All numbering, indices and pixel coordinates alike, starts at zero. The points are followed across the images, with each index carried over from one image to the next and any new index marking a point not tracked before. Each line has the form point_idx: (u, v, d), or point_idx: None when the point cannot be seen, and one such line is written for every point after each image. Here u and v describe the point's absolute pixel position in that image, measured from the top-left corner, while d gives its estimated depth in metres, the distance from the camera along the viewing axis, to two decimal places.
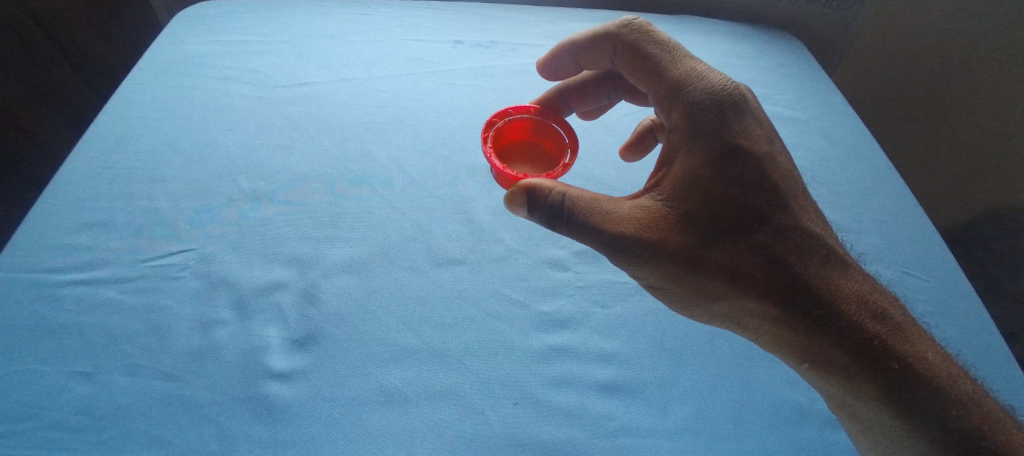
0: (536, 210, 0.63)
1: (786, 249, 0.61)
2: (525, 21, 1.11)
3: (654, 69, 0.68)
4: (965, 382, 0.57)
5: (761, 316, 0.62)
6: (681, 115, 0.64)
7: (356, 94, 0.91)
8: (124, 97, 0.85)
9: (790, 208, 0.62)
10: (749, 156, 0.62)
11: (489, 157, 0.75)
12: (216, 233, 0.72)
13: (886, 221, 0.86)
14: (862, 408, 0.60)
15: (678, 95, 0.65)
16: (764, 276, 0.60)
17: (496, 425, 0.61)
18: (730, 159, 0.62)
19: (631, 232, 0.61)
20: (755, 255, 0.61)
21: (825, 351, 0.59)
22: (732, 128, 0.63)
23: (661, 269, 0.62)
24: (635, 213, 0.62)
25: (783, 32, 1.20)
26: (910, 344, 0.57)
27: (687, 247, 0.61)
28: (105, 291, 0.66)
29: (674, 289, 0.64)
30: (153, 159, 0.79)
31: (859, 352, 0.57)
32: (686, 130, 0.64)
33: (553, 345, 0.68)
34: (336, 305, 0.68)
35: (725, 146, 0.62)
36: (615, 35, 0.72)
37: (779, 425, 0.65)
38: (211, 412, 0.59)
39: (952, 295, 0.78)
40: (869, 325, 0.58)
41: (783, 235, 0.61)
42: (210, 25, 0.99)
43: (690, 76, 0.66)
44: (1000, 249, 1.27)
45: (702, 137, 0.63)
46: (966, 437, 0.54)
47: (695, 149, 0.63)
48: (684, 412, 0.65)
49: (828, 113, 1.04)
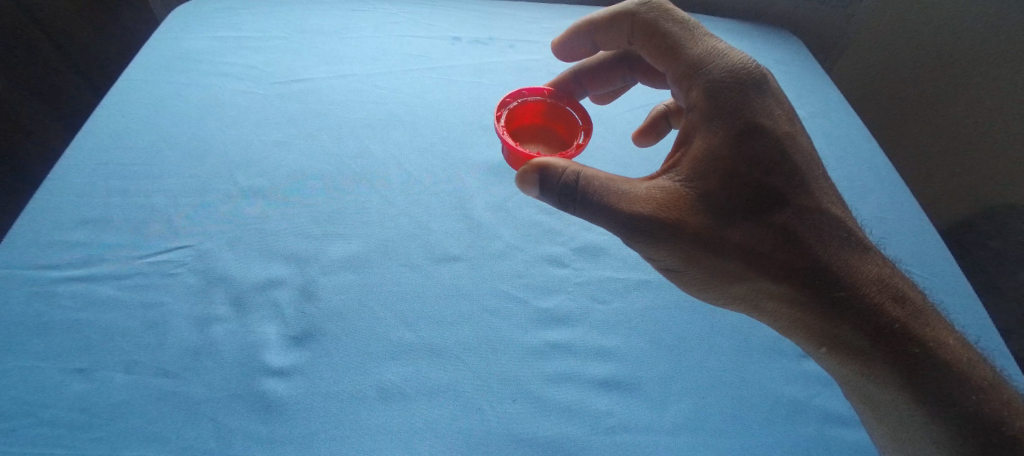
0: (547, 189, 0.61)
1: (806, 230, 0.59)
2: (523, 17, 1.13)
3: (671, 48, 0.66)
4: (983, 368, 0.55)
5: (778, 298, 0.60)
6: (700, 94, 0.62)
7: (354, 90, 0.93)
8: (121, 94, 0.88)
9: (810, 190, 0.60)
10: (771, 136, 0.60)
11: (501, 134, 0.72)
12: (212, 227, 0.73)
13: (898, 213, 0.83)
14: (881, 395, 0.58)
15: (696, 73, 0.63)
16: (783, 258, 0.58)
17: (494, 421, 0.59)
18: (752, 139, 0.59)
19: (647, 212, 0.58)
20: (773, 235, 0.59)
21: (845, 333, 0.57)
22: (753, 107, 0.60)
23: (677, 252, 0.60)
24: (652, 193, 0.60)
25: (778, 30, 1.19)
26: (930, 329, 0.56)
27: (703, 228, 0.58)
28: (102, 288, 0.66)
29: (689, 272, 0.62)
30: (151, 155, 0.80)
31: (877, 335, 0.56)
32: (705, 109, 0.61)
33: (552, 340, 0.66)
34: (334, 301, 0.67)
35: (746, 125, 0.59)
36: (633, 14, 0.70)
37: (789, 423, 0.61)
38: (207, 408, 0.58)
39: (968, 292, 0.73)
40: (888, 309, 0.56)
41: (804, 217, 0.59)
42: (208, 21, 1.03)
43: (710, 54, 0.64)
44: (997, 245, 1.23)
45: (721, 116, 0.60)
46: (985, 423, 0.52)
47: (713, 129, 0.60)
48: (685, 407, 0.62)
49: (833, 105, 1.01)
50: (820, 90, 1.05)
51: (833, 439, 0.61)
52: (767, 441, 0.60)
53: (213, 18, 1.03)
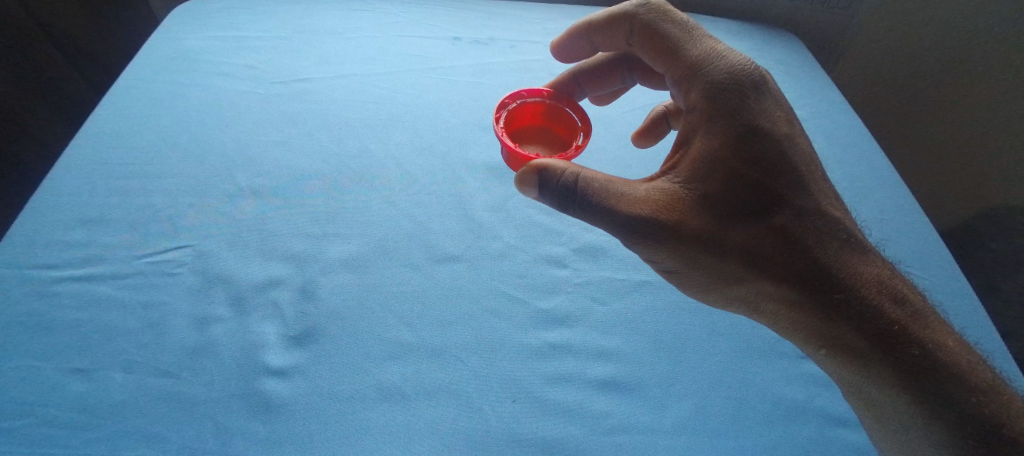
0: (547, 191, 0.61)
1: (805, 231, 0.59)
2: (523, 18, 1.13)
3: (671, 49, 0.66)
4: (984, 370, 0.55)
5: (778, 299, 0.60)
6: (699, 96, 0.62)
7: (355, 90, 0.93)
8: (121, 94, 0.88)
9: (810, 191, 0.60)
10: (770, 137, 0.60)
11: (501, 135, 0.72)
12: (212, 227, 0.73)
13: (898, 215, 0.83)
14: (881, 397, 0.57)
15: (695, 75, 0.63)
16: (783, 259, 0.58)
17: (494, 421, 0.59)
18: (752, 141, 0.59)
19: (647, 213, 0.58)
20: (773, 237, 0.59)
21: (845, 335, 0.57)
22: (753, 108, 0.60)
23: (677, 254, 0.60)
24: (651, 194, 0.60)
25: (779, 30, 1.19)
26: (930, 330, 0.56)
27: (702, 230, 0.58)
28: (102, 287, 0.66)
29: (689, 274, 0.62)
30: (151, 155, 0.80)
31: (878, 337, 0.56)
32: (705, 110, 0.61)
33: (552, 340, 0.66)
34: (334, 302, 0.67)
35: (746, 126, 0.59)
36: (633, 15, 0.70)
37: (789, 425, 0.61)
38: (207, 408, 0.58)
39: (968, 293, 0.73)
40: (888, 310, 0.56)
41: (804, 218, 0.59)
42: (209, 20, 1.03)
43: (709, 55, 0.64)
44: (998, 247, 1.23)
45: (721, 117, 0.60)
46: (987, 426, 0.52)
47: (713, 130, 0.60)
48: (685, 408, 0.62)
49: (833, 106, 1.01)
50: (821, 91, 1.04)
51: (833, 440, 0.61)
52: (767, 442, 0.60)
53: (214, 17, 1.03)
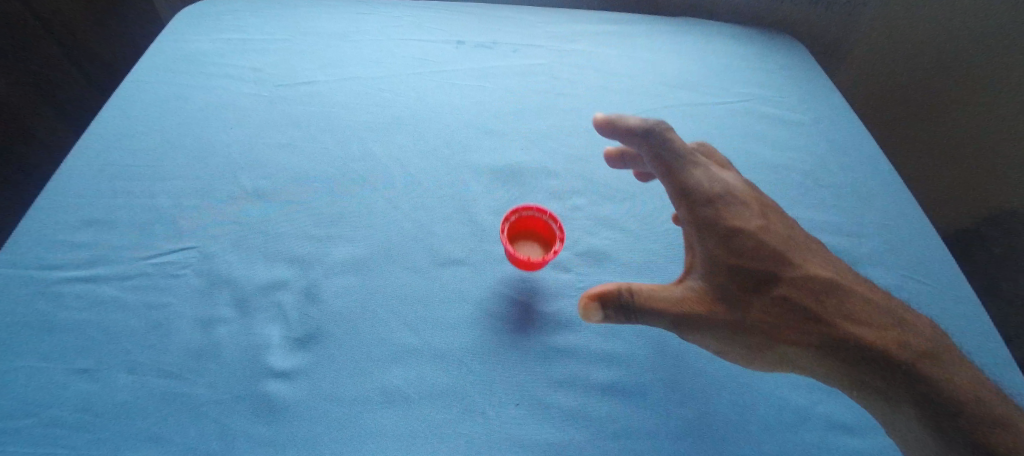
0: (609, 314, 0.61)
1: (803, 289, 0.64)
2: (527, 21, 1.13)
3: (645, 143, 0.74)
4: (983, 390, 0.58)
5: (806, 355, 0.62)
6: (675, 184, 0.71)
7: (358, 92, 0.94)
8: (126, 96, 0.88)
9: (792, 252, 0.67)
10: (742, 214, 0.68)
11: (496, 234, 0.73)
12: (216, 229, 0.73)
13: (901, 220, 0.82)
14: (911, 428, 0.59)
15: (667, 165, 0.72)
16: (793, 316, 0.62)
17: (497, 425, 0.59)
18: (728, 217, 0.67)
19: (679, 299, 0.62)
20: (779, 299, 0.63)
21: (859, 374, 0.60)
22: (717, 190, 0.69)
23: (715, 329, 0.62)
24: (680, 290, 0.63)
25: (782, 35, 1.19)
26: (931, 363, 0.59)
27: (725, 304, 0.62)
28: (107, 288, 0.66)
29: (728, 348, 0.63)
30: (156, 156, 0.80)
31: (885, 370, 0.59)
32: (682, 196, 0.70)
33: (555, 344, 0.66)
34: (337, 304, 0.67)
35: (716, 205, 0.68)
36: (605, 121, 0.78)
37: (792, 430, 0.61)
38: (210, 410, 0.58)
39: (973, 298, 0.73)
40: (891, 347, 0.60)
41: (796, 277, 0.65)
42: (214, 24, 1.03)
43: (674, 145, 0.73)
44: (1000, 251, 1.23)
45: (699, 199, 0.68)
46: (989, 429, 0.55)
47: (692, 212, 0.68)
48: (687, 413, 0.62)
49: (837, 111, 1.01)
50: (824, 96, 1.04)
51: (835, 447, 0.60)
52: (771, 448, 0.60)
53: (218, 20, 1.04)
